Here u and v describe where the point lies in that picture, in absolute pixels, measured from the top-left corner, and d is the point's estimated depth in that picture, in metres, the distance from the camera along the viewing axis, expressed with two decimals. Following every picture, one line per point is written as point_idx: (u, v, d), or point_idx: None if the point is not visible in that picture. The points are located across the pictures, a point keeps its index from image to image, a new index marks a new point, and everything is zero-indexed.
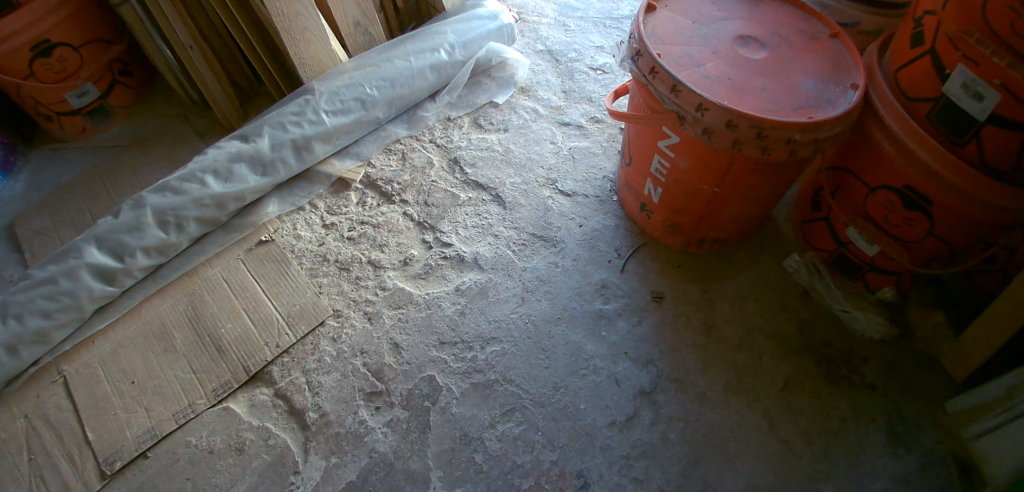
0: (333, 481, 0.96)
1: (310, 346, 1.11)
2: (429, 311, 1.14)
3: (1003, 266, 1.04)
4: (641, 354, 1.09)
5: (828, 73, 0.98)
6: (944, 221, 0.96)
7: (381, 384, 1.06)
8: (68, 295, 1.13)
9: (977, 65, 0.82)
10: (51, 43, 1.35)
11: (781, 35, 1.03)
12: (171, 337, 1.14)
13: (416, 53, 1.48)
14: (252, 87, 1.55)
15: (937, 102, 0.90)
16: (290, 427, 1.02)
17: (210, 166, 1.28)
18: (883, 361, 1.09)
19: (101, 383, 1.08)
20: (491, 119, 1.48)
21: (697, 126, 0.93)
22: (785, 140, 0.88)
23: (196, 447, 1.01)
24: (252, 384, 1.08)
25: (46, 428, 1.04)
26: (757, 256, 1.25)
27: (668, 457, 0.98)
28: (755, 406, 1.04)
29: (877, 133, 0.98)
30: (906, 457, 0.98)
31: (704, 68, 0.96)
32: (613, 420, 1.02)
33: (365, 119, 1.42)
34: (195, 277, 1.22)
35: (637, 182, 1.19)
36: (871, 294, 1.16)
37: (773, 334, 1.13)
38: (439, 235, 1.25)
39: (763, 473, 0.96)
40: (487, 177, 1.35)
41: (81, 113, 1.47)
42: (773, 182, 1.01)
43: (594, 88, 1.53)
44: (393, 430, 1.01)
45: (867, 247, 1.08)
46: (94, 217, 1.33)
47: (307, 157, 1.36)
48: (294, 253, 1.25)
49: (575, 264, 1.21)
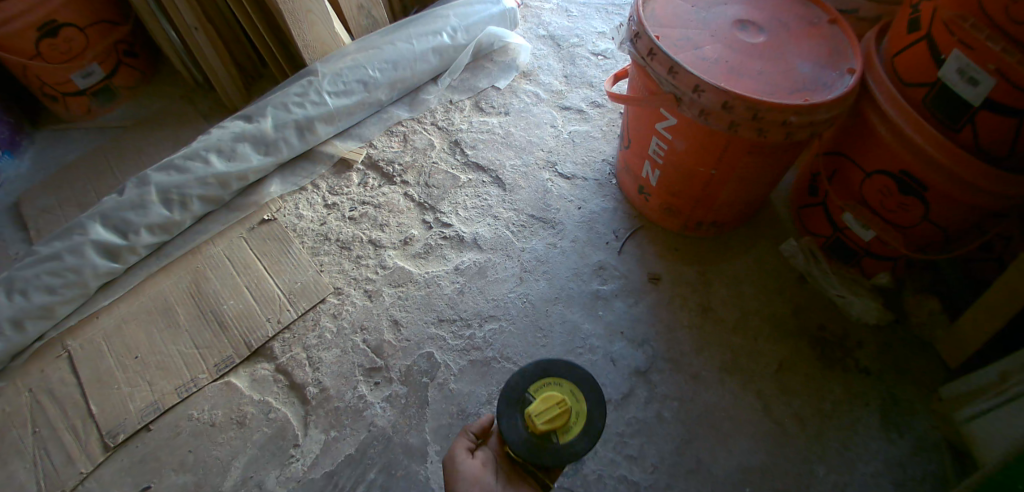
0: (332, 454, 0.98)
1: (311, 322, 1.13)
2: (428, 289, 1.16)
3: (999, 254, 1.05)
4: (637, 334, 1.11)
5: (825, 58, 0.99)
6: (939, 206, 0.97)
7: (380, 360, 1.07)
8: (72, 270, 1.15)
9: (972, 50, 0.83)
10: (58, 24, 1.36)
11: (779, 21, 1.04)
12: (173, 313, 1.16)
13: (418, 36, 1.49)
14: (256, 68, 1.55)
15: (932, 87, 0.91)
16: (290, 402, 1.04)
17: (214, 145, 1.29)
18: (877, 345, 1.11)
19: (105, 358, 1.10)
20: (492, 102, 1.49)
21: (693, 108, 0.94)
22: (781, 123, 0.90)
23: (197, 420, 1.03)
24: (253, 359, 1.10)
25: (50, 402, 1.06)
26: (754, 241, 1.26)
27: (662, 435, 1.00)
28: (749, 386, 1.05)
29: (873, 118, 0.99)
30: (899, 440, 0.99)
31: (702, 51, 0.98)
32: (608, 398, 1.03)
33: (367, 102, 1.44)
34: (198, 254, 1.23)
35: (635, 164, 1.20)
36: (867, 279, 1.17)
37: (768, 316, 1.14)
38: (439, 216, 1.27)
39: (755, 453, 0.98)
40: (488, 159, 1.37)
41: (86, 93, 1.49)
42: (769, 165, 1.02)
43: (595, 73, 1.54)
44: (391, 405, 1.02)
45: (863, 232, 1.09)
46: (99, 196, 1.35)
47: (310, 137, 1.38)
48: (296, 231, 1.26)
49: (573, 245, 1.23)
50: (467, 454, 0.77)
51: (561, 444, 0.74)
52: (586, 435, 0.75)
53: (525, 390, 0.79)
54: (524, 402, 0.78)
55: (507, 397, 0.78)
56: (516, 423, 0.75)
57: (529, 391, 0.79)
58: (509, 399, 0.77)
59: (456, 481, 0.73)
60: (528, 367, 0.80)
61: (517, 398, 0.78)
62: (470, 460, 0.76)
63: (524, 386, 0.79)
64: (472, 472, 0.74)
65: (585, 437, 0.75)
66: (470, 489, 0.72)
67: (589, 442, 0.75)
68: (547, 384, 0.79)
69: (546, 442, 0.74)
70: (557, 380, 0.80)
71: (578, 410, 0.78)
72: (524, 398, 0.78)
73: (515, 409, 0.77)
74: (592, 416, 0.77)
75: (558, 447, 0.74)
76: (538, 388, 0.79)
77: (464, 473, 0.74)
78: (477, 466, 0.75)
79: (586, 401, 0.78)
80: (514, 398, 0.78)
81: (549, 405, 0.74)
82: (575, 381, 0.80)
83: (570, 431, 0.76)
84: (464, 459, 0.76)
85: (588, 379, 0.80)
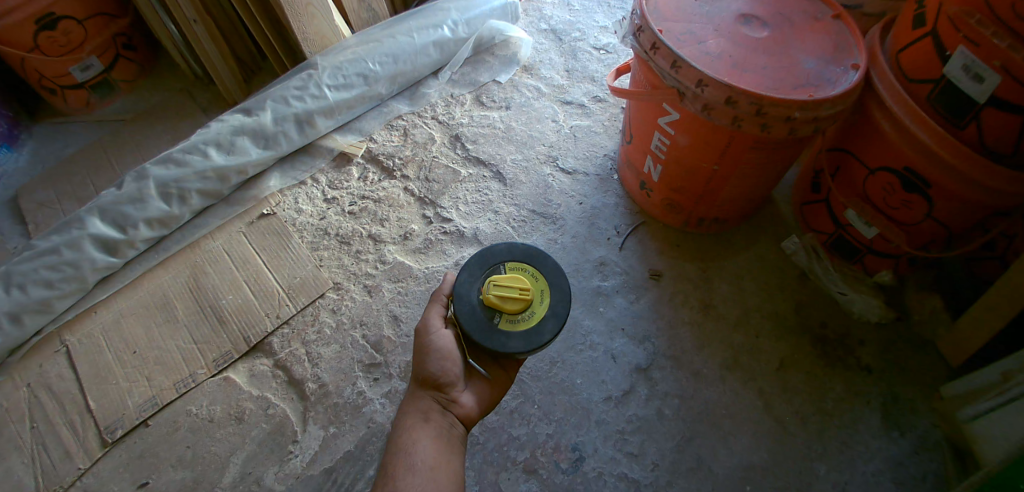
0: (331, 450, 0.98)
1: (310, 317, 1.13)
2: (429, 284, 1.15)
3: (1001, 253, 1.04)
4: (638, 330, 1.11)
5: (830, 53, 0.98)
6: (943, 203, 0.96)
7: (380, 356, 1.07)
8: (71, 265, 1.14)
9: (977, 47, 0.82)
10: (55, 16, 1.35)
11: (783, 15, 1.02)
12: (172, 308, 1.15)
13: (418, 30, 1.49)
14: (256, 62, 1.55)
15: (937, 84, 0.90)
16: (289, 397, 1.04)
17: (212, 138, 1.28)
18: (879, 343, 1.10)
19: (103, 353, 1.10)
20: (493, 96, 1.48)
21: (697, 103, 0.93)
22: (785, 118, 0.89)
23: (196, 415, 1.03)
24: (252, 354, 1.09)
25: (48, 397, 1.05)
26: (756, 237, 1.25)
27: (662, 433, 0.99)
28: (751, 384, 1.05)
29: (877, 114, 0.98)
30: (900, 440, 0.99)
31: (705, 45, 0.97)
32: (609, 395, 1.03)
33: (367, 95, 1.43)
34: (197, 249, 1.23)
35: (637, 160, 1.20)
36: (869, 277, 1.16)
37: (770, 313, 1.13)
38: (439, 211, 1.26)
39: (757, 451, 0.98)
40: (488, 153, 1.36)
41: (84, 87, 1.48)
42: (773, 161, 1.01)
43: (597, 67, 1.53)
44: (391, 401, 1.02)
45: (866, 229, 1.08)
46: (98, 189, 1.34)
47: (309, 131, 1.37)
48: (295, 226, 1.25)
49: (573, 241, 1.22)
50: (441, 325, 0.85)
51: (496, 322, 0.81)
52: (524, 337, 0.80)
53: (503, 263, 0.87)
54: (494, 269, 0.86)
55: (483, 260, 0.87)
56: (477, 283, 0.85)
57: (506, 267, 0.87)
58: (486, 259, 0.87)
59: (428, 355, 0.82)
60: (519, 246, 0.88)
61: (490, 265, 0.86)
62: (443, 333, 0.84)
63: (504, 259, 0.87)
64: (444, 347, 0.83)
65: (519, 336, 0.80)
66: (442, 359, 0.82)
67: (524, 344, 0.80)
68: (524, 271, 0.86)
69: (486, 310, 0.82)
70: (536, 274, 0.86)
71: (536, 314, 0.82)
72: (497, 268, 0.87)
73: (483, 272, 0.86)
74: (542, 323, 0.81)
75: (491, 320, 0.81)
76: (514, 268, 0.87)
77: (436, 346, 0.83)
78: (449, 340, 0.84)
79: (546, 312, 0.83)
80: (489, 262, 0.87)
81: (514, 284, 0.82)
82: (549, 284, 0.85)
83: (515, 322, 0.82)
84: (437, 332, 0.84)
85: (563, 295, 0.84)
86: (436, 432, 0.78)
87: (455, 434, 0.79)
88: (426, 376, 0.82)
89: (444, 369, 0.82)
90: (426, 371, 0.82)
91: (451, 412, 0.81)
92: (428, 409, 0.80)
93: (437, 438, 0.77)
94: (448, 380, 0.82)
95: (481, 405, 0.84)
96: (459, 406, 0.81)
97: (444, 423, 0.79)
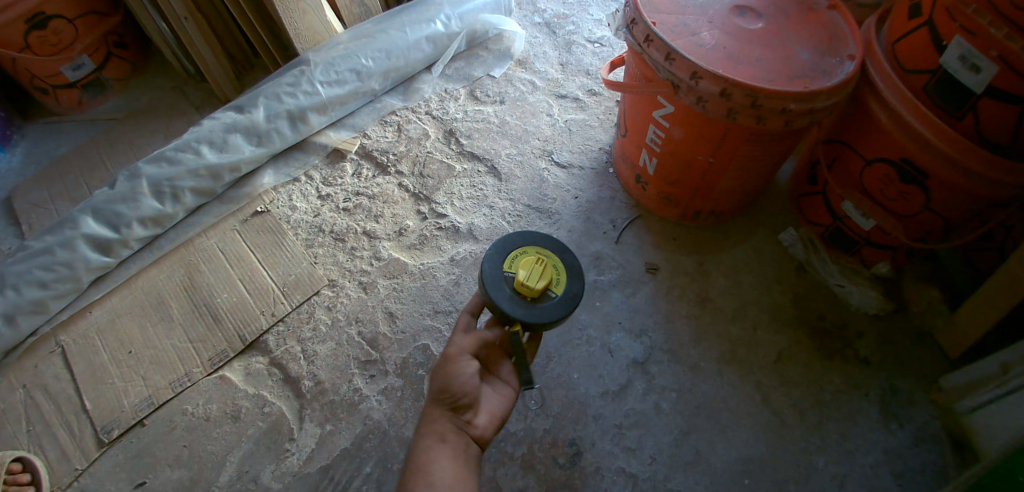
0: (327, 447, 0.97)
1: (305, 315, 1.12)
2: (424, 281, 1.14)
3: (999, 243, 1.04)
4: (635, 324, 1.10)
5: (825, 44, 0.97)
6: (940, 195, 0.95)
7: (375, 352, 1.06)
8: (64, 265, 1.14)
9: (974, 37, 0.81)
10: (46, 15, 1.34)
11: (778, 6, 1.01)
12: (167, 307, 1.14)
13: (411, 24, 1.48)
14: (248, 58, 1.54)
15: (933, 74, 0.89)
16: (285, 396, 1.03)
17: (205, 136, 1.28)
18: (876, 335, 1.09)
19: (98, 353, 1.09)
20: (487, 91, 1.47)
21: (692, 95, 0.93)
22: (781, 110, 0.88)
23: (192, 414, 1.02)
24: (248, 352, 1.09)
25: (44, 398, 1.05)
26: (753, 230, 1.24)
27: (659, 427, 0.99)
28: (749, 377, 1.04)
29: (873, 105, 0.97)
30: (898, 431, 0.98)
31: (700, 36, 0.96)
32: (606, 390, 1.03)
33: (360, 91, 1.43)
34: (191, 247, 1.22)
35: (632, 153, 1.19)
36: (866, 269, 1.15)
37: (768, 306, 1.13)
38: (434, 206, 1.25)
39: (755, 444, 0.97)
40: (483, 148, 1.35)
41: (76, 86, 1.47)
42: (768, 153, 1.01)
43: (592, 60, 1.52)
44: (387, 397, 1.01)
45: (863, 221, 1.07)
46: (91, 188, 1.34)
47: (302, 128, 1.36)
48: (289, 223, 1.25)
49: (569, 235, 1.22)
50: (469, 349, 0.80)
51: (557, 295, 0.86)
52: (572, 278, 0.88)
53: (501, 269, 0.86)
54: (503, 276, 0.85)
55: (488, 281, 0.84)
56: (512, 297, 0.83)
57: (506, 269, 0.86)
58: (492, 280, 0.84)
59: (452, 373, 0.77)
60: (489, 249, 0.87)
61: (501, 278, 0.85)
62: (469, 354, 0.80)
63: (500, 267, 0.86)
64: (469, 367, 0.78)
65: (570, 280, 0.88)
66: (465, 378, 0.77)
67: (579, 283, 0.88)
68: (514, 258, 0.88)
69: (545, 299, 0.85)
70: (522, 249, 0.89)
71: (553, 264, 0.89)
72: (504, 275, 0.85)
73: (503, 287, 0.84)
74: (565, 263, 0.90)
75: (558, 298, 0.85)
76: (508, 264, 0.87)
77: (461, 365, 0.78)
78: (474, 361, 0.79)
79: (558, 255, 0.90)
80: (496, 280, 0.84)
81: (530, 269, 0.85)
82: (535, 243, 0.90)
83: (558, 282, 0.87)
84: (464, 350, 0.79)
85: (544, 235, 0.92)
86: (453, 452, 0.72)
87: (470, 455, 0.74)
88: (445, 395, 0.76)
89: (465, 388, 0.77)
90: (446, 389, 0.76)
91: (466, 432, 0.75)
92: (444, 429, 0.75)
93: (455, 459, 0.72)
94: (468, 400, 0.77)
95: (496, 428, 0.79)
96: (476, 427, 0.76)
97: (460, 444, 0.74)
